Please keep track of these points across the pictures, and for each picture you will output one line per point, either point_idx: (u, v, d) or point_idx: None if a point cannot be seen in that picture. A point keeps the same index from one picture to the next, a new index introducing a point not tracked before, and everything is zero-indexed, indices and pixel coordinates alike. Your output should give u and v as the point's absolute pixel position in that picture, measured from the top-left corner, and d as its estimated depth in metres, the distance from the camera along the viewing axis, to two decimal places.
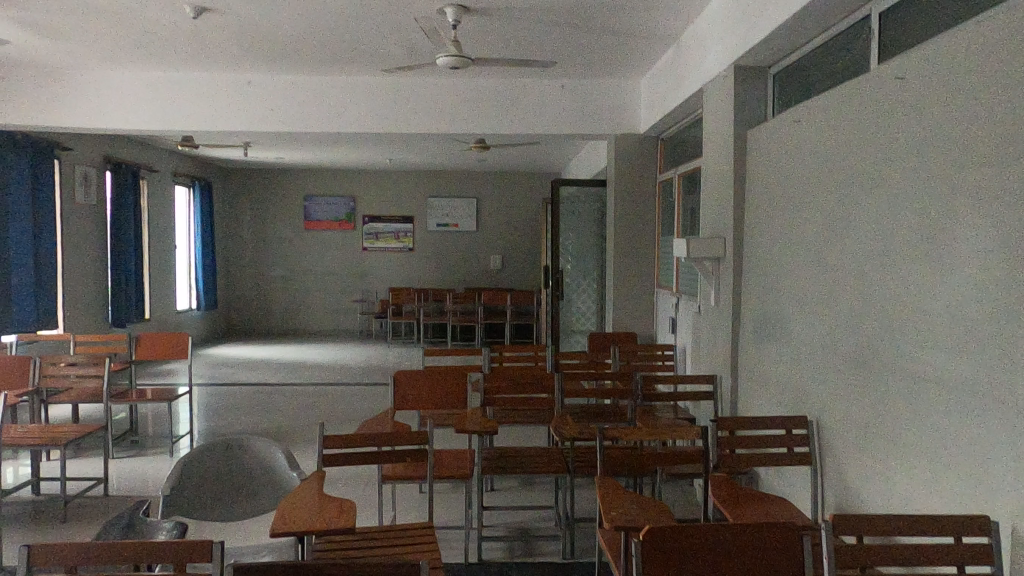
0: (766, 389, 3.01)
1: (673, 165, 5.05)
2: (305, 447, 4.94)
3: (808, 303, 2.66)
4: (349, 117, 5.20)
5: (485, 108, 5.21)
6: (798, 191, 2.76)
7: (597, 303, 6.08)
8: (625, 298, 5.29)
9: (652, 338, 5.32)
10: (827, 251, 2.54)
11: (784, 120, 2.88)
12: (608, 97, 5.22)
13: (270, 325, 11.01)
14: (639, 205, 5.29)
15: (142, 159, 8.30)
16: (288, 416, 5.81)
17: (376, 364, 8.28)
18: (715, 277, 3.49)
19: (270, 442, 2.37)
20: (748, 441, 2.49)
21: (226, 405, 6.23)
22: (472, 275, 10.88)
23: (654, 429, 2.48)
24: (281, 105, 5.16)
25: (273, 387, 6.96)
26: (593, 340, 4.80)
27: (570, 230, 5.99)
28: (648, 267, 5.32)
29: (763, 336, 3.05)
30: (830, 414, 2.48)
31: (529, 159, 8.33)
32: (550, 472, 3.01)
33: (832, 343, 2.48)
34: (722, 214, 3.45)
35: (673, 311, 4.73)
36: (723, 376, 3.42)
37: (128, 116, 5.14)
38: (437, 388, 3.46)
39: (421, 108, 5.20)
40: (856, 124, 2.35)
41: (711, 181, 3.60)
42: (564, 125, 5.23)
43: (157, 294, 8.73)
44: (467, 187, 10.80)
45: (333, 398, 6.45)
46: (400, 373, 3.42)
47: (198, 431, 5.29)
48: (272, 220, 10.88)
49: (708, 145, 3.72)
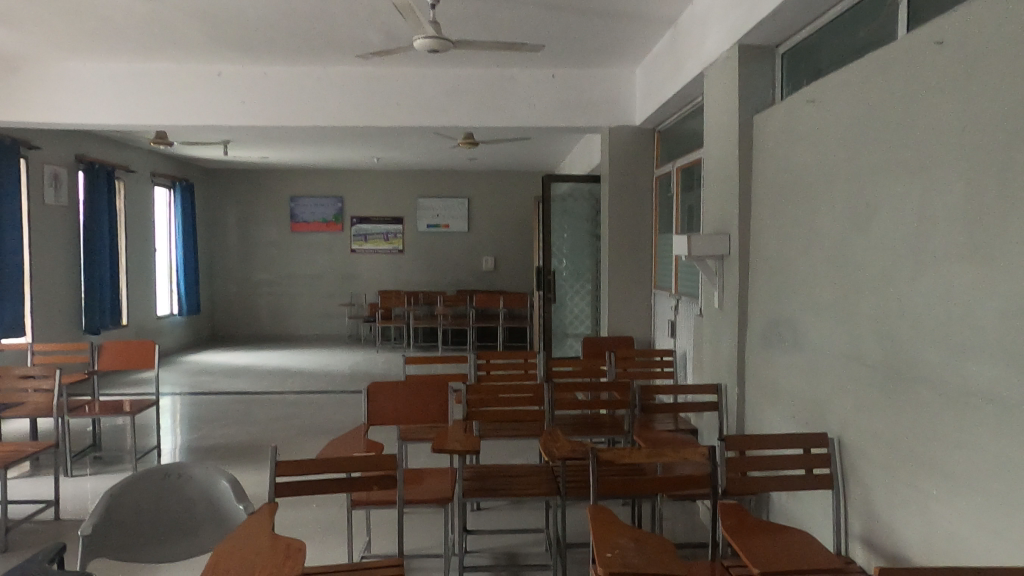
0: (778, 401, 2.71)
1: (670, 159, 4.76)
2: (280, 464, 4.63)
3: (826, 306, 2.37)
4: (326, 110, 4.89)
5: (470, 100, 4.91)
6: (812, 181, 2.47)
7: (592, 306, 5.77)
8: (621, 299, 5.00)
9: (650, 341, 5.03)
10: (848, 248, 2.25)
11: (795, 101, 2.60)
12: (601, 87, 4.93)
13: (256, 330, 10.70)
14: (636, 201, 5.00)
15: (118, 158, 7.99)
16: (265, 428, 5.49)
17: (363, 371, 7.97)
18: (719, 277, 3.20)
19: (212, 469, 2.09)
20: (759, 462, 2.19)
21: (201, 416, 5.91)
22: (463, 277, 10.58)
23: (654, 449, 2.16)
24: (252, 97, 4.85)
25: (254, 397, 6.64)
26: (586, 345, 4.52)
27: (561, 230, 5.68)
28: (645, 267, 5.02)
29: (774, 341, 2.76)
30: (853, 432, 2.19)
31: (520, 156, 8.03)
32: (539, 495, 2.70)
33: (854, 350, 2.19)
34: (726, 209, 3.16)
35: (673, 314, 4.44)
36: (729, 386, 3.13)
37: (89, 110, 4.82)
38: (415, 401, 3.15)
39: (403, 100, 4.90)
40: (883, 102, 2.06)
41: (714, 173, 3.31)
42: (555, 117, 4.94)
43: (135, 299, 8.41)
44: (458, 188, 10.51)
45: (314, 407, 6.14)
46: (375, 386, 3.13)
47: (168, 447, 4.98)
48: (257, 223, 10.56)
49: (709, 134, 3.43)
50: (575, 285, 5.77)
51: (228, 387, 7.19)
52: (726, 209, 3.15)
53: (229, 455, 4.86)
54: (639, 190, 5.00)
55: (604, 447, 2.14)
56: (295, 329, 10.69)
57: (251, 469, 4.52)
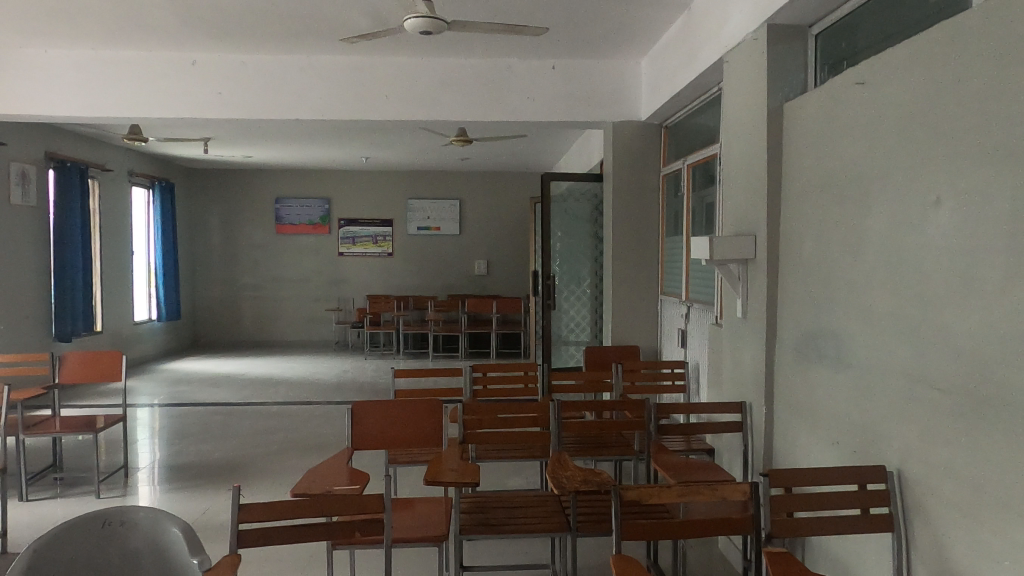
0: (817, 423, 2.39)
1: (679, 156, 4.45)
2: (259, 484, 4.27)
3: (881, 317, 2.06)
4: (311, 102, 4.55)
5: (463, 92, 4.59)
6: (862, 172, 2.17)
7: (593, 313, 5.45)
8: (625, 306, 4.69)
9: (656, 351, 4.72)
10: (910, 249, 1.94)
11: (840, 83, 2.29)
12: (604, 79, 4.62)
13: (239, 336, 10.31)
14: (641, 201, 4.69)
15: (93, 157, 7.60)
16: (244, 444, 5.12)
17: (350, 380, 7.61)
18: (743, 282, 2.89)
19: (167, 515, 1.74)
20: (808, 499, 1.88)
21: (177, 430, 5.54)
22: (455, 280, 10.23)
23: (687, 486, 1.83)
24: (230, 87, 4.50)
25: (234, 408, 6.27)
26: (588, 356, 4.22)
27: (561, 232, 5.37)
28: (651, 271, 4.71)
29: (811, 355, 2.45)
30: (918, 464, 1.87)
31: (514, 155, 7.71)
32: (545, 531, 2.37)
33: (920, 369, 1.88)
34: (751, 208, 2.85)
35: (683, 322, 4.13)
36: (756, 404, 2.82)
37: (51, 100, 4.45)
38: (404, 422, 2.81)
39: (392, 91, 4.57)
40: (959, 78, 1.76)
41: (736, 169, 3.00)
42: (556, 111, 4.62)
43: (111, 304, 8.02)
44: (450, 188, 10.18)
45: (298, 420, 5.77)
46: (361, 405, 2.80)
47: (136, 466, 4.60)
48: (241, 224, 10.18)
49: (728, 125, 3.13)
50: (575, 290, 5.44)
51: (208, 397, 6.81)
52: (752, 207, 2.84)
53: (203, 474, 4.49)
54: (644, 189, 4.69)
55: (629, 485, 1.82)
56: (280, 335, 10.31)
57: (226, 491, 4.16)
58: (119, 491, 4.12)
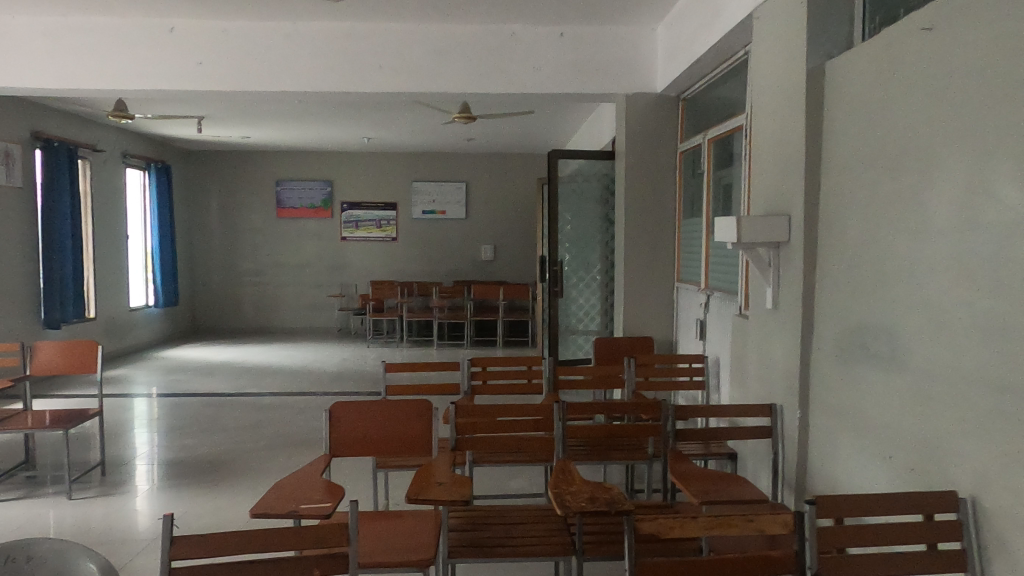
0: (864, 433, 2.06)
1: (698, 131, 4.08)
2: (243, 484, 3.99)
3: (950, 312, 1.71)
4: (296, 73, 4.21)
5: (461, 61, 4.23)
6: (928, 138, 1.81)
7: (603, 301, 5.13)
8: (637, 294, 4.35)
9: (671, 343, 4.38)
10: (991, 229, 1.59)
11: (900, 33, 1.94)
12: (616, 47, 4.25)
13: (240, 323, 10.07)
14: (656, 180, 4.33)
15: (82, 137, 7.32)
16: (232, 438, 4.85)
17: (350, 369, 7.33)
18: (774, 269, 2.55)
19: (86, 551, 1.43)
20: (861, 533, 1.56)
21: (165, 422, 5.28)
22: (461, 266, 9.91)
23: (715, 518, 1.53)
24: (210, 57, 4.17)
25: (226, 398, 6.00)
26: (597, 346, 3.92)
27: (570, 214, 5.01)
28: (666, 256, 4.36)
29: (857, 354, 2.11)
30: (998, 493, 1.54)
31: (521, 133, 7.34)
32: (548, 556, 2.05)
33: (1001, 377, 1.54)
34: (785, 184, 2.50)
35: (702, 312, 3.78)
36: (789, 409, 2.48)
37: (19, 70, 4.14)
38: (388, 426, 2.50)
39: (386, 61, 4.22)
40: None
41: (767, 139, 2.64)
42: (563, 82, 4.26)
43: (104, 290, 7.76)
44: (456, 171, 9.83)
45: (292, 413, 5.50)
46: (340, 405, 2.50)
47: (113, 462, 4.33)
48: (241, 208, 9.89)
49: (757, 90, 2.76)
50: (584, 276, 5.11)
51: (201, 387, 6.55)
52: (785, 183, 2.49)
53: (185, 471, 4.22)
54: (660, 168, 4.33)
55: (646, 516, 1.51)
56: (281, 322, 10.05)
57: (206, 491, 3.88)
58: (93, 492, 3.85)
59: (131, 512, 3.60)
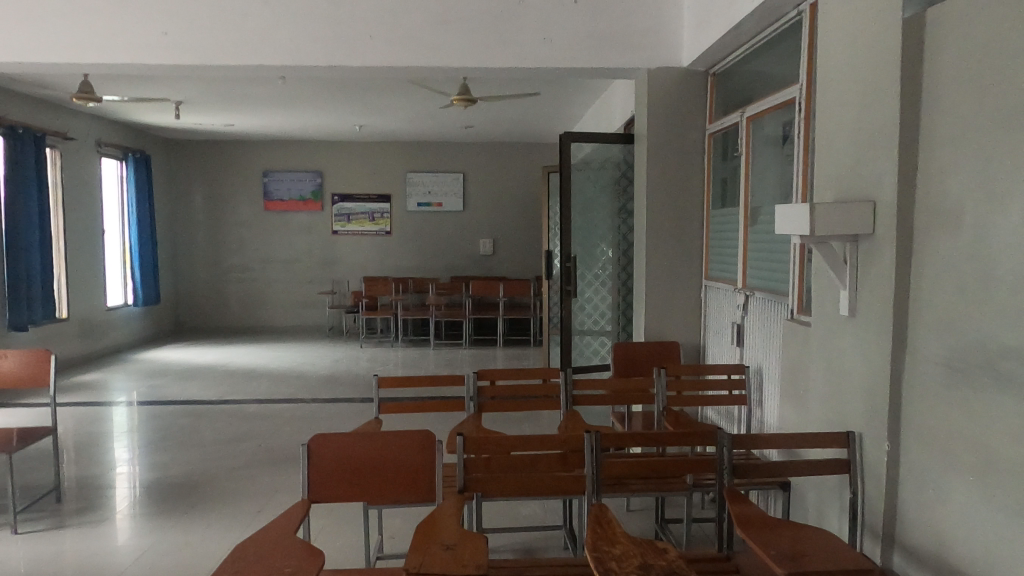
0: (992, 480, 1.61)
1: (730, 109, 3.62)
2: (217, 511, 3.51)
3: None
4: (275, 43, 3.71)
5: (464, 31, 3.75)
6: None
7: (618, 301, 4.68)
8: (659, 293, 3.89)
9: (698, 347, 3.92)
10: None
11: None
12: (638, 15, 3.78)
13: (226, 322, 9.57)
14: (682, 166, 3.86)
15: (51, 124, 6.79)
16: (210, 455, 4.37)
17: (342, 372, 6.86)
18: (852, 267, 2.09)
19: None
20: None
21: (136, 436, 4.80)
22: (458, 261, 9.44)
23: None
24: (178, 26, 3.68)
25: (207, 407, 5.53)
26: (617, 353, 3.47)
27: (582, 206, 4.55)
28: (692, 251, 3.90)
29: (980, 376, 1.65)
30: None
31: (524, 118, 6.86)
32: None
33: None
34: (867, 162, 2.03)
35: (738, 315, 3.33)
36: (871, 441, 2.03)
37: None
38: (380, 467, 2.02)
39: (377, 31, 3.74)
40: None
41: (841, 110, 2.17)
42: (578, 55, 3.79)
43: (78, 289, 7.25)
44: (453, 161, 9.34)
45: (277, 424, 5.02)
46: (320, 440, 2.02)
47: (71, 486, 3.83)
48: (226, 200, 9.38)
49: (825, 49, 2.29)
50: (597, 273, 4.66)
51: (181, 393, 6.07)
52: (867, 162, 2.03)
53: (152, 495, 3.73)
54: (686, 151, 3.86)
55: None
56: (270, 321, 9.56)
57: (176, 520, 3.41)
58: (42, 525, 3.35)
59: (85, 548, 3.11)
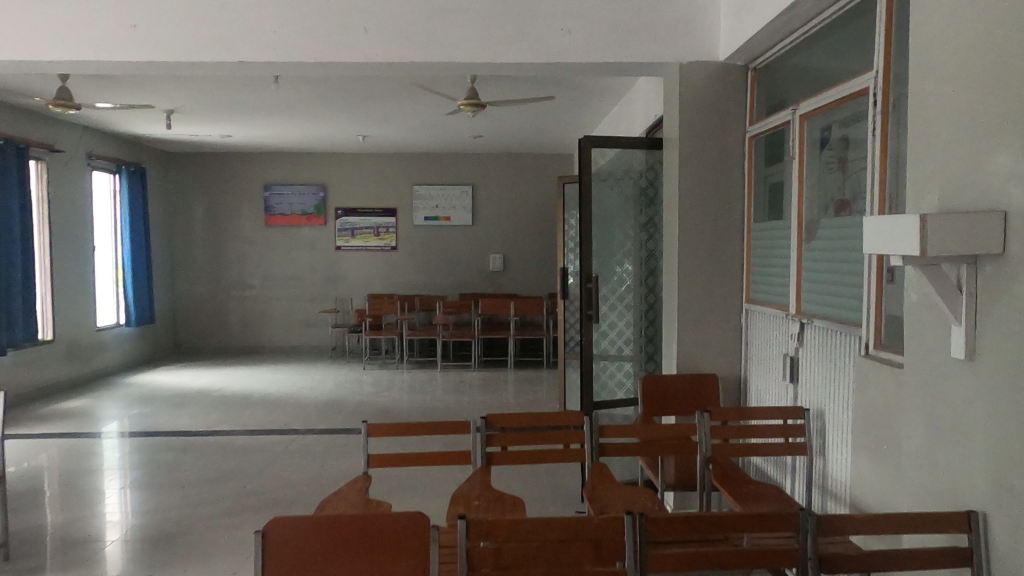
0: None
1: (775, 109, 3.16)
2: (187, 571, 3.04)
3: None
4: (260, 37, 3.30)
5: (472, 23, 3.33)
6: None
7: (644, 325, 4.20)
8: (693, 318, 3.41)
9: (739, 379, 3.43)
10: None
11: None
12: (668, 4, 3.33)
13: (225, 341, 9.17)
14: (718, 173, 3.40)
15: (36, 135, 6.43)
16: (188, 498, 3.91)
17: (341, 398, 6.40)
18: (974, 298, 1.60)
19: None
20: None
21: (110, 474, 4.36)
22: (467, 278, 8.99)
23: None
24: (150, 16, 3.28)
25: (194, 439, 5.08)
26: (646, 387, 3.00)
27: (603, 219, 4.09)
28: (731, 270, 3.43)
29: None
30: None
31: (536, 125, 6.44)
32: None
33: None
34: (995, 162, 1.55)
35: (792, 346, 2.84)
36: (1004, 526, 1.52)
37: None
38: (357, 559, 1.57)
39: (374, 22, 3.31)
40: None
41: (951, 97, 1.70)
42: (599, 49, 3.35)
43: (65, 309, 6.85)
44: (462, 173, 8.92)
45: (266, 460, 4.56)
46: (279, 525, 1.56)
47: (24, 539, 3.37)
48: (226, 214, 9.00)
49: (924, 21, 1.81)
50: (620, 294, 4.20)
51: (169, 422, 5.64)
52: (992, 161, 1.56)
53: (116, 550, 3.27)
54: (723, 156, 3.39)
55: None
56: (271, 340, 9.15)
57: None
58: None
59: None
